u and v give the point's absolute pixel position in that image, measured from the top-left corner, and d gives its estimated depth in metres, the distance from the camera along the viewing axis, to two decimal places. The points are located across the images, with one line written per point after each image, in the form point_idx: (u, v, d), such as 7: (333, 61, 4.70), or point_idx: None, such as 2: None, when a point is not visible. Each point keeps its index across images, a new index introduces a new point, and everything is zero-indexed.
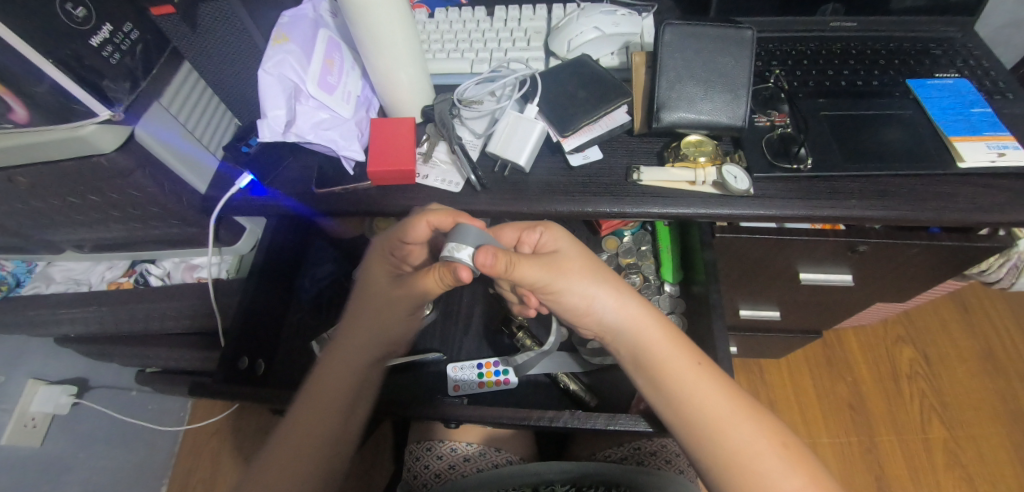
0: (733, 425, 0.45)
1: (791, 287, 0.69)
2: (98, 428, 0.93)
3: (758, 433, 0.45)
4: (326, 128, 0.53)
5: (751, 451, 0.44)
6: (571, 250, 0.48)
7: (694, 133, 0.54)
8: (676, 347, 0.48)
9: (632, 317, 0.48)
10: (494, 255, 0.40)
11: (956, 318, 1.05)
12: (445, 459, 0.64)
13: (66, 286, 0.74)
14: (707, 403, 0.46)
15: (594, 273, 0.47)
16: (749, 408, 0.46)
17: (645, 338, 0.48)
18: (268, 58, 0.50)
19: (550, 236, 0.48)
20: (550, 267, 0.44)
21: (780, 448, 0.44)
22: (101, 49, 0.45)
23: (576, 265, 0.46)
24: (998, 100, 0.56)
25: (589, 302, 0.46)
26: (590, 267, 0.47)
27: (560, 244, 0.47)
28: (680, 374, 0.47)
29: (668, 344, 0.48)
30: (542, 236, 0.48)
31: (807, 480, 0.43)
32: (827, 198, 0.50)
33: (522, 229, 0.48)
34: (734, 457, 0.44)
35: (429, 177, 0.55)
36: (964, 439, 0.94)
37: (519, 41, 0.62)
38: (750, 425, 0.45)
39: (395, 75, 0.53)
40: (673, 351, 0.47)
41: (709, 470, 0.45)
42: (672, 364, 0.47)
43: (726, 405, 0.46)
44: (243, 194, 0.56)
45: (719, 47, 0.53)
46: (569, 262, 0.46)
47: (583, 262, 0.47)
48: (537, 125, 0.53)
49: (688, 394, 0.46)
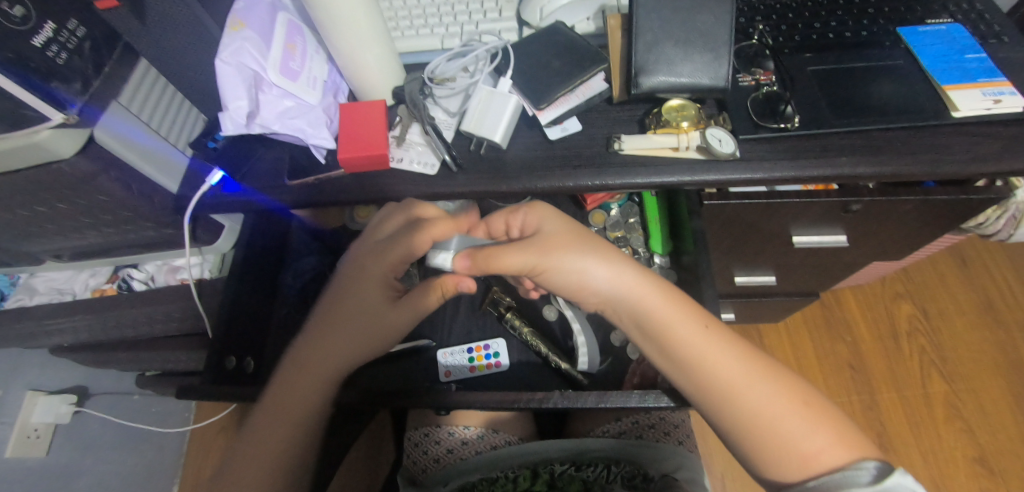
0: (748, 386, 0.44)
1: (786, 251, 0.68)
2: (104, 434, 0.93)
3: (774, 392, 0.44)
4: (292, 117, 0.51)
5: (768, 411, 0.43)
6: (556, 227, 0.47)
7: (676, 97, 0.52)
8: (683, 313, 0.46)
9: (631, 286, 0.46)
10: (468, 257, 0.45)
11: (955, 271, 1.04)
12: (443, 444, 0.64)
13: (50, 296, 0.73)
14: (718, 366, 0.45)
15: (587, 246, 0.46)
16: (760, 366, 0.45)
17: (649, 305, 0.46)
18: (225, 46, 0.48)
19: (535, 216, 0.47)
20: (532, 249, 0.44)
21: (798, 404, 0.43)
22: (45, 50, 0.42)
23: (560, 240, 0.45)
24: (993, 44, 0.53)
25: (586, 276, 0.45)
26: (579, 241, 0.46)
27: (544, 219, 0.47)
28: (689, 339, 0.45)
29: (677, 310, 0.46)
30: (526, 217, 0.48)
31: (828, 433, 0.42)
32: (816, 156, 0.49)
33: (508, 214, 0.49)
34: (752, 420, 0.43)
35: (403, 160, 0.53)
36: (965, 392, 0.93)
37: (491, 12, 0.59)
38: (765, 384, 0.44)
39: (360, 56, 0.51)
40: (678, 315, 0.45)
41: (729, 431, 0.45)
42: (678, 330, 0.45)
43: (739, 366, 0.45)
44: (215, 190, 0.55)
45: (698, 5, 0.50)
46: (551, 238, 0.45)
47: (571, 236, 0.46)
48: (511, 98, 0.51)
49: (699, 358, 0.45)
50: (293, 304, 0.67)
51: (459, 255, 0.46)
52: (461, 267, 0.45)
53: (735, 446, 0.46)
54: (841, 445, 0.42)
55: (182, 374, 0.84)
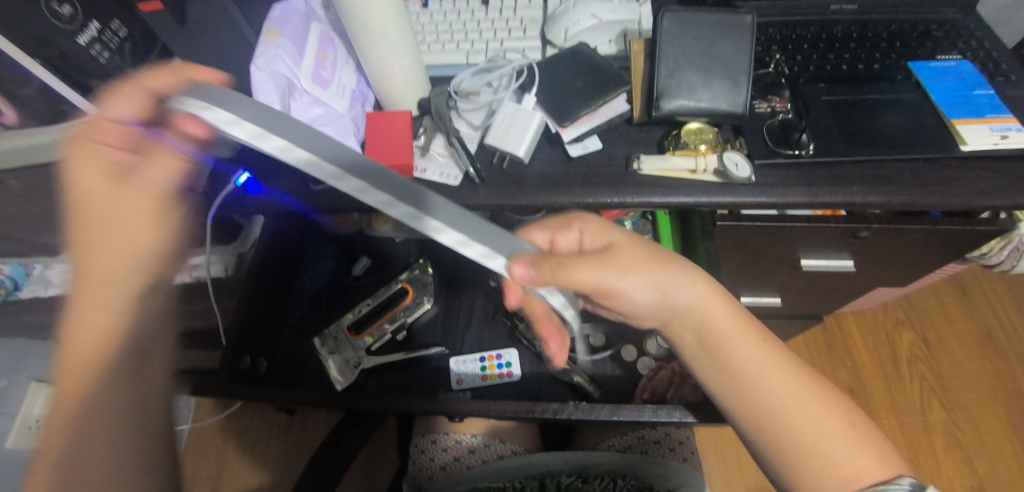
0: (797, 406, 0.45)
1: (793, 274, 0.69)
2: None
3: (823, 412, 0.45)
4: (322, 124, 0.52)
5: (816, 431, 0.44)
6: (623, 240, 0.47)
7: (694, 121, 0.53)
8: (743, 329, 0.47)
9: (702, 298, 0.47)
10: (533, 264, 0.34)
11: (955, 300, 1.05)
12: (450, 451, 0.65)
13: (67, 290, 0.71)
14: (771, 383, 0.46)
15: (660, 260, 0.46)
16: (815, 387, 0.46)
17: (712, 318, 0.47)
18: (260, 54, 0.49)
19: (592, 231, 0.48)
20: (611, 265, 0.43)
21: (847, 428, 0.44)
22: (89, 49, 0.44)
23: (630, 260, 0.45)
24: (1000, 82, 0.55)
25: (663, 290, 0.46)
26: (651, 254, 0.46)
27: (603, 232, 0.48)
28: (746, 352, 0.46)
29: (737, 326, 0.47)
30: (581, 235, 0.48)
31: (872, 458, 0.43)
32: (829, 184, 0.50)
33: (557, 229, 0.48)
34: (800, 438, 0.44)
35: (426, 170, 0.54)
36: (964, 421, 0.95)
37: (516, 30, 0.61)
38: (815, 405, 0.45)
39: (389, 68, 0.52)
40: (738, 330, 0.47)
41: (771, 449, 0.46)
42: (736, 346, 0.47)
43: (792, 384, 0.46)
44: (239, 192, 0.56)
45: (720, 33, 0.52)
46: (617, 255, 0.44)
47: (643, 253, 0.46)
48: (536, 115, 0.53)
49: (754, 373, 0.46)
50: (307, 306, 0.68)
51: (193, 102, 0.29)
52: (519, 277, 0.33)
53: (770, 464, 0.46)
54: (884, 469, 0.43)
55: (187, 371, 0.84)
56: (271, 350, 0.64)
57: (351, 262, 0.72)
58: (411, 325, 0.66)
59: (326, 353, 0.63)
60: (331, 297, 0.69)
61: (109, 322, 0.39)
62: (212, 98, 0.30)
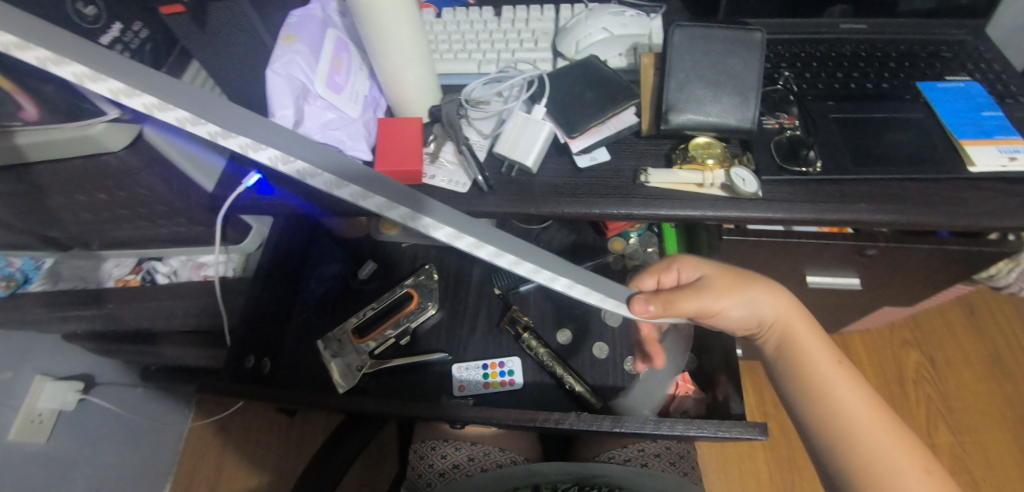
0: (873, 434, 0.45)
1: (798, 290, 0.69)
2: (105, 425, 0.93)
3: (899, 449, 0.44)
4: (334, 128, 0.53)
5: (888, 462, 0.43)
6: (713, 271, 0.51)
7: (703, 135, 0.53)
8: (825, 352, 0.50)
9: (787, 317, 0.51)
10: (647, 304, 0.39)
11: (963, 321, 1.04)
12: (449, 458, 0.64)
13: (74, 283, 0.72)
14: (845, 405, 0.47)
15: (754, 285, 0.51)
16: (891, 423, 0.46)
17: (794, 335, 0.51)
18: (276, 58, 0.50)
19: (689, 268, 0.51)
20: (707, 290, 0.48)
21: (922, 471, 0.43)
22: (111, 49, 0.45)
23: (718, 282, 0.49)
24: (1010, 103, 0.55)
25: (753, 308, 0.50)
26: (745, 283, 0.51)
27: (697, 266, 0.51)
28: (822, 371, 0.49)
29: (817, 346, 0.50)
30: (680, 272, 0.52)
31: None
32: (837, 201, 0.50)
33: (659, 273, 0.53)
34: (869, 465, 0.44)
35: (435, 177, 0.55)
36: (971, 445, 0.93)
37: (527, 42, 0.62)
38: (892, 439, 0.45)
39: (402, 75, 0.53)
40: (818, 351, 0.50)
41: (839, 474, 0.45)
42: (816, 364, 0.49)
43: (867, 413, 0.46)
44: (249, 193, 0.56)
45: (730, 49, 0.53)
46: (710, 281, 0.49)
47: (735, 280, 0.50)
48: (545, 126, 0.53)
49: (829, 391, 0.48)
50: (312, 309, 0.68)
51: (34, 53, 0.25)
52: (641, 312, 0.39)
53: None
54: None
55: (191, 370, 0.85)
56: (275, 351, 0.64)
57: (358, 265, 0.71)
58: (416, 330, 0.66)
59: (328, 356, 0.63)
60: (337, 299, 0.69)
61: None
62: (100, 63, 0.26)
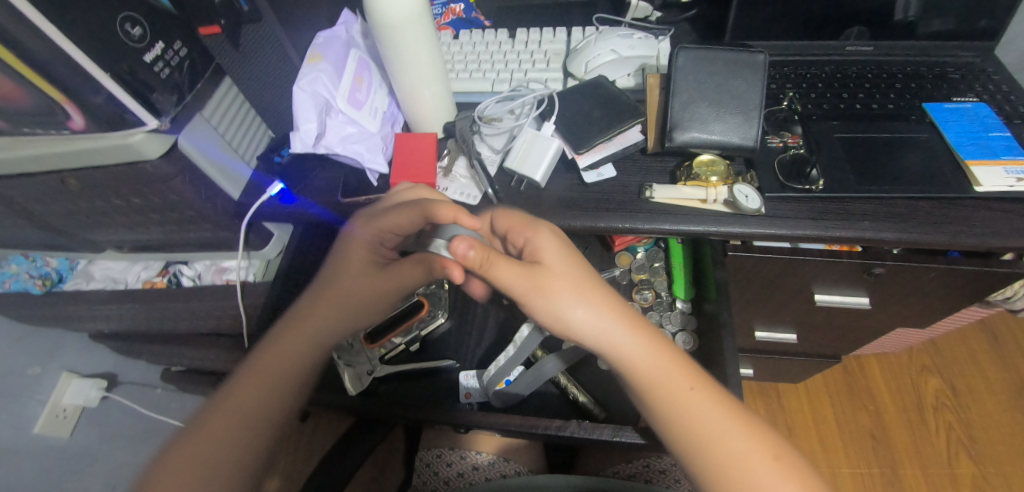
0: (698, 402, 0.44)
1: (806, 308, 0.69)
2: (124, 424, 0.96)
3: (753, 449, 0.42)
4: (353, 142, 0.56)
5: (742, 464, 0.42)
6: (559, 259, 0.45)
7: (707, 153, 0.55)
8: (668, 368, 0.45)
9: (596, 325, 0.45)
10: (470, 245, 0.40)
11: (984, 347, 1.02)
12: (455, 466, 0.65)
13: (104, 283, 0.78)
14: (696, 421, 0.43)
15: (569, 282, 0.45)
16: (736, 416, 0.44)
17: (652, 362, 0.45)
18: (303, 75, 0.54)
19: (531, 234, 0.46)
20: (528, 277, 0.43)
21: (769, 458, 0.42)
22: (152, 65, 0.49)
23: (555, 278, 0.44)
24: (1018, 124, 0.56)
25: (562, 318, 0.44)
26: (580, 284, 0.45)
27: (551, 251, 0.45)
28: (672, 390, 0.44)
29: (667, 364, 0.45)
30: (532, 241, 0.46)
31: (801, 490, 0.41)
32: (841, 218, 0.51)
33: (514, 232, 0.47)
34: (733, 475, 0.42)
35: (448, 190, 0.57)
36: (995, 476, 0.90)
37: (539, 63, 0.65)
38: (742, 441, 0.43)
39: (419, 92, 0.56)
40: (660, 373, 0.45)
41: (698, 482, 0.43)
42: (660, 385, 0.45)
43: (718, 417, 0.43)
44: (273, 201, 0.60)
45: (734, 70, 0.54)
46: (548, 273, 0.44)
47: (565, 275, 0.45)
48: (553, 142, 0.55)
49: (683, 410, 0.44)
50: None
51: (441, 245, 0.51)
52: (460, 254, 0.40)
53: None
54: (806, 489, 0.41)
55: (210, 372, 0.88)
56: None
57: None
58: (426, 337, 0.68)
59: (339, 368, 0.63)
60: None
61: (312, 354, 0.48)
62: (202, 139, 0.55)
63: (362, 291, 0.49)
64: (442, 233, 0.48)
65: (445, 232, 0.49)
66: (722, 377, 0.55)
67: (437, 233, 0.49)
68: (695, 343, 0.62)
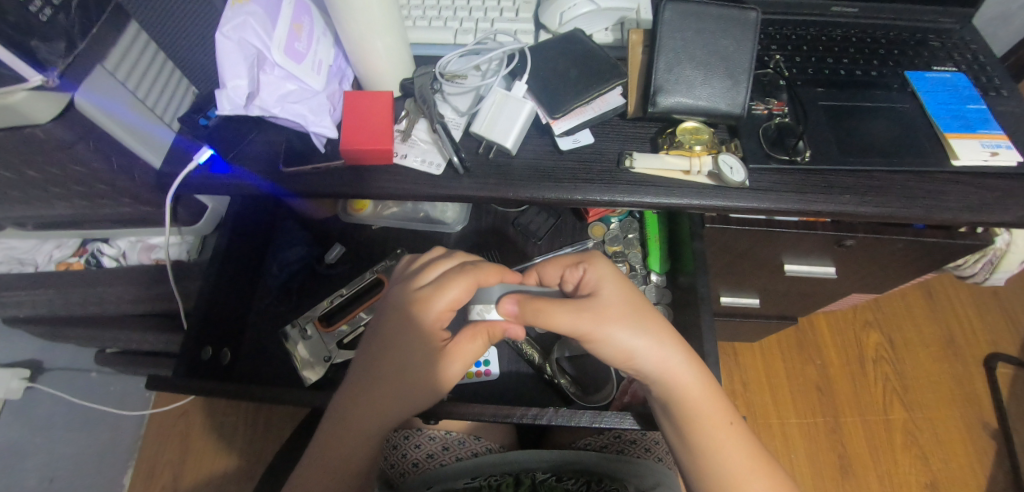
0: (729, 445, 0.45)
1: (775, 277, 0.69)
2: (55, 412, 0.88)
3: None
4: (293, 101, 0.48)
5: None
6: (615, 293, 0.45)
7: (691, 120, 0.51)
8: (709, 401, 0.45)
9: (674, 372, 0.45)
10: (513, 305, 0.44)
11: (922, 305, 1.08)
12: (424, 448, 0.63)
13: (7, 265, 0.66)
14: (726, 457, 0.44)
15: (640, 320, 0.44)
16: (763, 463, 0.45)
17: (695, 409, 0.45)
18: (227, 19, 0.44)
19: (597, 273, 0.46)
20: (586, 314, 0.43)
21: None
22: (29, 4, 0.37)
23: (616, 310, 0.44)
24: (993, 97, 0.55)
25: (629, 354, 0.44)
26: (634, 314, 0.44)
27: (605, 282, 0.45)
28: (710, 429, 0.45)
29: (712, 406, 0.45)
30: (586, 274, 0.46)
31: None
32: (822, 192, 0.49)
33: (566, 266, 0.47)
34: None
35: (408, 156, 0.51)
36: (923, 421, 0.98)
37: (507, 11, 0.58)
38: (762, 486, 0.44)
39: (371, 44, 0.48)
40: (706, 406, 0.45)
41: None
42: (701, 420, 0.45)
43: (747, 462, 0.44)
44: (202, 170, 0.51)
45: (721, 28, 0.50)
46: (608, 305, 0.44)
47: (625, 309, 0.44)
48: (526, 105, 0.50)
49: (715, 450, 0.44)
50: (275, 295, 0.65)
51: (481, 310, 0.45)
52: (507, 313, 0.44)
53: None
54: None
55: (147, 354, 0.80)
56: (236, 339, 0.61)
57: (325, 249, 0.68)
58: None
59: (296, 336, 0.61)
60: (302, 285, 0.66)
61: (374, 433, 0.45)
62: (100, 107, 0.45)
63: (418, 378, 0.44)
64: (481, 297, 0.45)
65: (487, 292, 0.45)
66: (698, 351, 0.54)
67: (477, 295, 0.45)
68: (670, 316, 0.61)
